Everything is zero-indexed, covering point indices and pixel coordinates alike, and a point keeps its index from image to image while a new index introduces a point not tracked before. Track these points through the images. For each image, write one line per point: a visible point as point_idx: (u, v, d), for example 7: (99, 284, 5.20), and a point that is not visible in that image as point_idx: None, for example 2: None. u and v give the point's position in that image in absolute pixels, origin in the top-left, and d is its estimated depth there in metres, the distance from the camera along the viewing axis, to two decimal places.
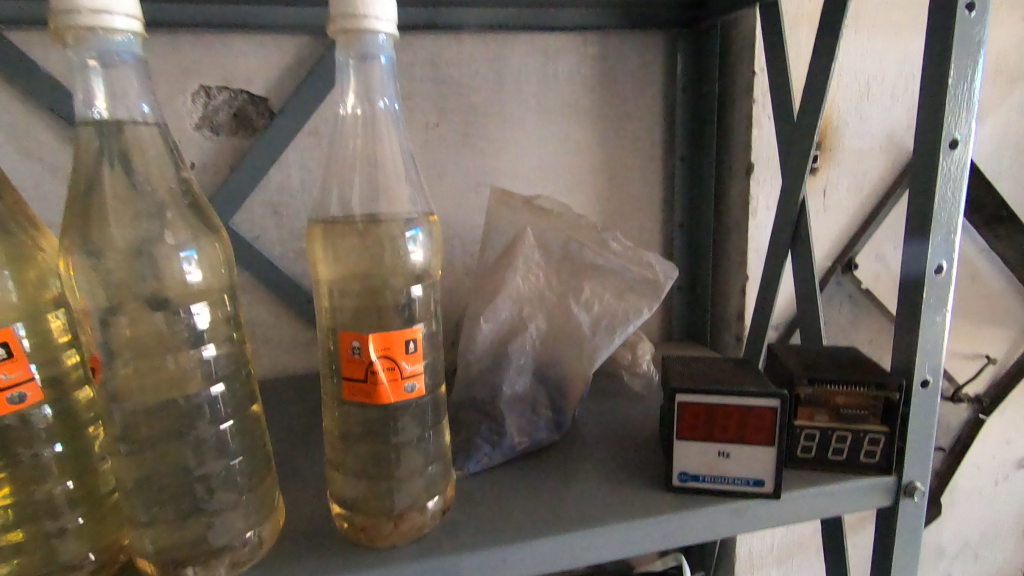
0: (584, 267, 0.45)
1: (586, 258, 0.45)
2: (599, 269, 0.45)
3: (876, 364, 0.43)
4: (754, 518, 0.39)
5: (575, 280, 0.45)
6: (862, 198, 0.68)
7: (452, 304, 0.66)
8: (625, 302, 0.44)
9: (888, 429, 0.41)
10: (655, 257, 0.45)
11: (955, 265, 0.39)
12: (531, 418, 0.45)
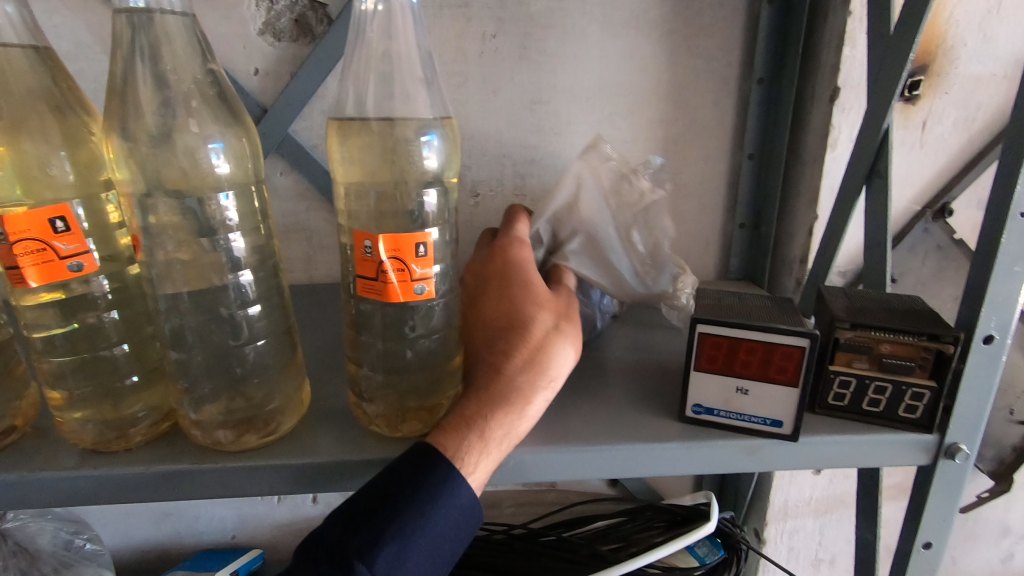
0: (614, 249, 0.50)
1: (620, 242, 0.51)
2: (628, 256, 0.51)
3: (935, 316, 0.39)
4: (768, 458, 0.38)
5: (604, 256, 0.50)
6: (971, 135, 0.59)
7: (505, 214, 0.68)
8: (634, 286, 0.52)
9: (935, 384, 0.37)
10: (665, 284, 0.53)
11: None
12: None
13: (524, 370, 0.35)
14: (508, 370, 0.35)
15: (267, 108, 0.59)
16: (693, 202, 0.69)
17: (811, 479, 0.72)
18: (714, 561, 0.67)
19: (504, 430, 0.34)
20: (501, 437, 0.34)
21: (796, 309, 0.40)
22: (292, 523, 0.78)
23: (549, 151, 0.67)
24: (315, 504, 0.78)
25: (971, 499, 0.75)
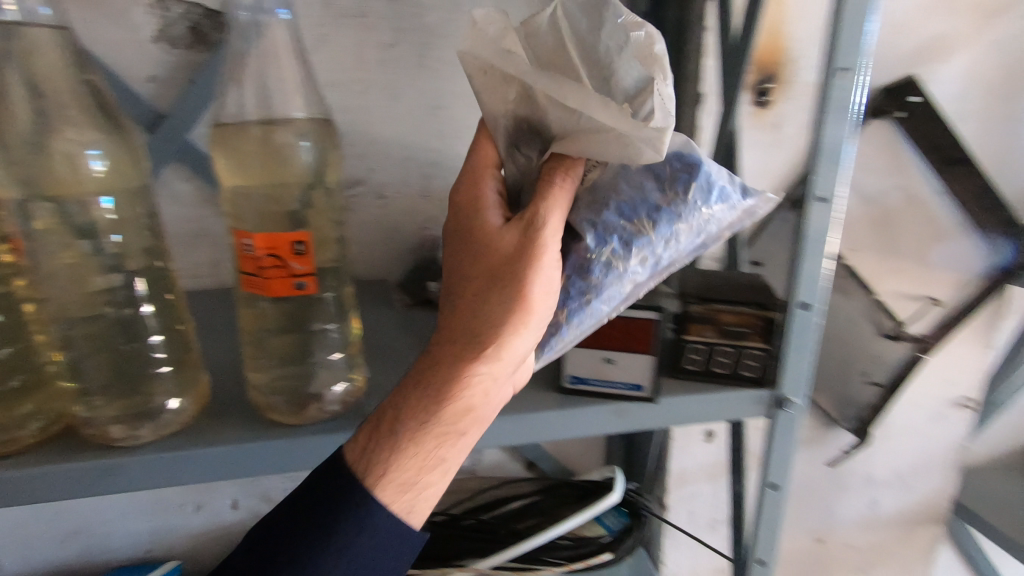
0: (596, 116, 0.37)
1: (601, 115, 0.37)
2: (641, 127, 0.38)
3: (763, 292, 0.47)
4: (633, 420, 0.43)
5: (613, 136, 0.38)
6: None
7: (413, 213, 0.71)
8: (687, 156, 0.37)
9: (765, 346, 0.45)
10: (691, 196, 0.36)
11: (839, 197, 0.41)
12: (602, 267, 0.37)
13: (448, 341, 0.36)
14: (437, 345, 0.37)
15: (163, 113, 0.60)
16: None
17: (704, 445, 0.80)
18: (619, 527, 0.73)
19: (416, 438, 0.35)
20: (409, 449, 0.35)
21: (655, 292, 0.47)
22: (211, 531, 0.78)
23: (452, 153, 0.70)
24: (235, 510, 0.78)
25: (839, 453, 0.85)
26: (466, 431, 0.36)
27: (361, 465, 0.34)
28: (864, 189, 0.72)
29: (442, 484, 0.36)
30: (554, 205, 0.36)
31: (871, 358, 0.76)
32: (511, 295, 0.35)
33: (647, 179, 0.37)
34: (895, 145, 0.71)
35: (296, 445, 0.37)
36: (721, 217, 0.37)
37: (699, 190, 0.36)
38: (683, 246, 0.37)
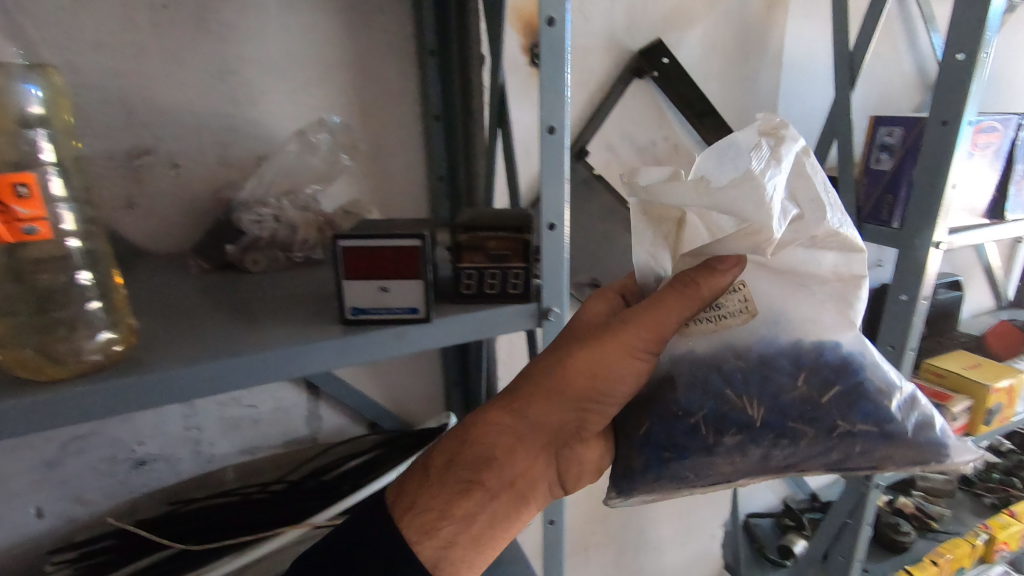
0: (793, 303, 0.44)
1: (798, 291, 0.44)
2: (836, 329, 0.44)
3: (522, 214, 0.53)
4: (415, 341, 0.48)
5: (843, 296, 0.44)
6: (589, 93, 0.78)
7: (216, 181, 0.70)
8: (870, 356, 0.45)
9: (525, 264, 0.51)
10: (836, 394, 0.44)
11: (564, 128, 0.48)
12: (684, 427, 0.45)
13: (514, 394, 0.50)
14: (505, 397, 0.50)
15: None
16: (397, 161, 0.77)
17: None
18: None
19: (447, 479, 0.48)
20: (436, 488, 0.47)
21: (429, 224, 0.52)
22: (14, 544, 0.71)
23: (248, 120, 0.70)
24: (42, 518, 0.72)
25: None
26: (492, 489, 0.48)
27: (403, 491, 0.48)
28: (637, 140, 0.83)
29: (470, 544, 0.47)
30: (634, 320, 0.46)
31: None
32: (557, 378, 0.48)
33: (782, 359, 0.44)
34: (656, 101, 0.83)
35: (58, 399, 0.36)
36: (871, 439, 0.44)
37: (843, 405, 0.44)
38: (807, 450, 0.44)
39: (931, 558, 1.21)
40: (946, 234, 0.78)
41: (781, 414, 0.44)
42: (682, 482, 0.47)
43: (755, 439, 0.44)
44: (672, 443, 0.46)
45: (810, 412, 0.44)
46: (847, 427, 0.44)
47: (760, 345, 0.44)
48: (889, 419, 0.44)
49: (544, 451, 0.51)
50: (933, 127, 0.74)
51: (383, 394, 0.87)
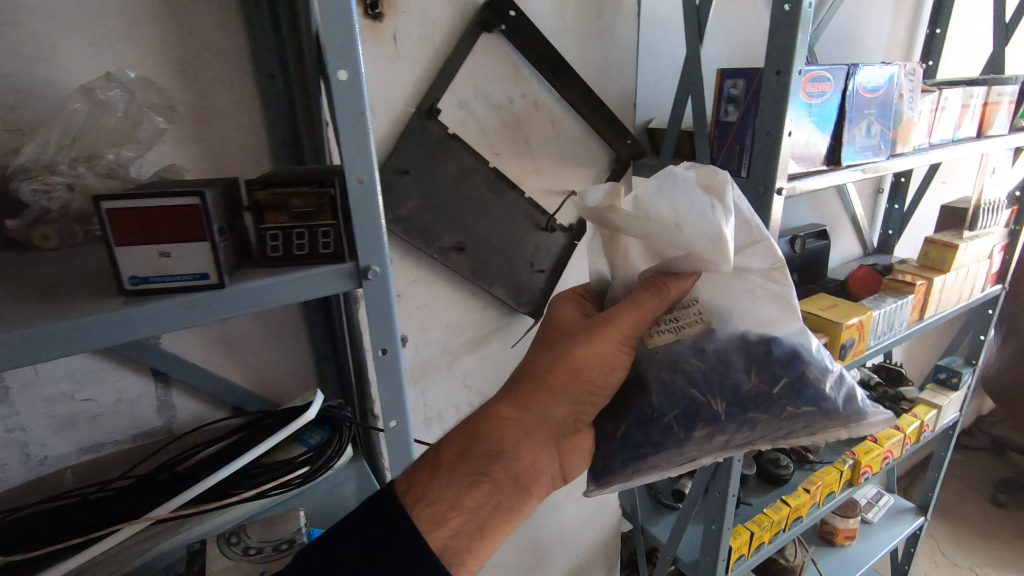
0: (741, 311, 0.56)
1: (747, 298, 0.55)
2: (790, 327, 0.56)
3: (332, 171, 0.50)
4: (210, 309, 0.44)
5: (785, 296, 0.55)
6: (436, 48, 0.75)
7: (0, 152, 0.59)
8: (806, 353, 0.57)
9: (334, 221, 0.48)
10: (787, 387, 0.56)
11: (356, 72, 0.45)
12: (659, 427, 0.58)
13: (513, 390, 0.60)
14: (505, 393, 0.61)
15: None
16: (230, 124, 0.70)
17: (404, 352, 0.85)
18: (319, 441, 0.77)
19: (458, 470, 0.56)
20: (446, 477, 0.56)
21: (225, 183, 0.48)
22: None
23: (40, 79, 0.59)
24: None
25: (522, 336, 0.99)
26: (498, 478, 0.57)
27: (414, 482, 0.55)
28: (492, 97, 0.82)
29: (473, 531, 0.55)
30: (612, 322, 0.57)
31: (530, 249, 0.91)
32: (553, 375, 0.59)
33: (740, 358, 0.56)
34: (508, 56, 0.81)
35: None
36: (811, 415, 0.57)
37: (791, 392, 0.56)
38: (761, 430, 0.58)
39: (804, 487, 1.32)
40: (788, 180, 0.82)
41: (742, 407, 0.56)
42: (655, 467, 0.60)
43: (719, 429, 0.57)
44: (651, 440, 0.59)
45: (766, 400, 0.56)
46: (776, 415, 0.57)
47: (712, 348, 0.56)
48: (826, 398, 0.57)
49: (544, 443, 0.61)
50: (769, 78, 0.77)
51: (244, 376, 0.82)
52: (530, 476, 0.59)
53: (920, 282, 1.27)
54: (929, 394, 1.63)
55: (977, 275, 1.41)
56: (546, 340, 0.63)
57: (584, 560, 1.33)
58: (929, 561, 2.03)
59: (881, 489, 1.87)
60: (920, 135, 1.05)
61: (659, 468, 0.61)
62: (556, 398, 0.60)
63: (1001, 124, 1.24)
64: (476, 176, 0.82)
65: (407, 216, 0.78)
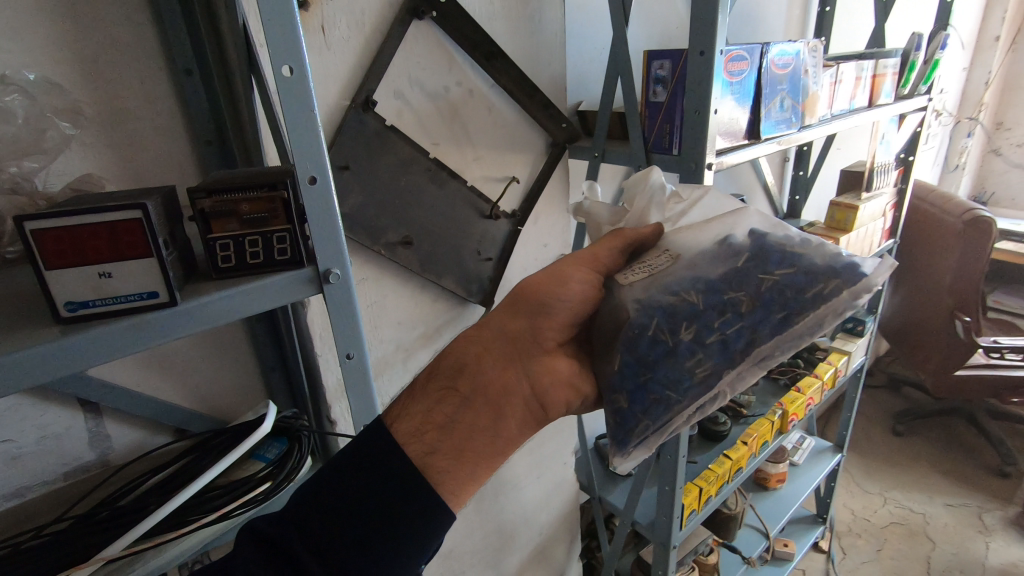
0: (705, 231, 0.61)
1: (708, 224, 0.62)
2: (745, 221, 0.61)
3: (280, 173, 0.48)
4: (164, 328, 0.41)
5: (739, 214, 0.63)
6: (366, 37, 0.72)
7: None
8: (766, 232, 0.59)
9: (289, 225, 0.47)
10: (756, 261, 0.56)
11: (303, 67, 0.43)
12: (645, 344, 0.55)
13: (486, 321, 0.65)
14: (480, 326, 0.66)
15: None
16: (147, 126, 0.64)
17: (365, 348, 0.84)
18: (277, 454, 0.75)
19: (428, 391, 0.61)
20: (418, 398, 0.60)
21: (164, 195, 0.46)
22: None
23: None
24: None
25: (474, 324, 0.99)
26: (466, 395, 0.60)
27: (396, 409, 0.60)
28: (426, 86, 0.80)
29: (451, 454, 0.57)
30: (576, 256, 0.63)
31: (476, 238, 0.91)
32: (513, 299, 0.64)
33: (705, 258, 0.58)
34: (441, 44, 0.80)
35: None
36: (794, 281, 0.54)
37: (757, 263, 0.56)
38: (757, 318, 0.53)
39: (742, 439, 1.43)
40: (716, 155, 0.86)
41: (716, 292, 0.55)
42: (665, 394, 0.54)
43: (704, 326, 0.54)
44: (644, 361, 0.56)
45: (737, 279, 0.55)
46: (760, 295, 0.54)
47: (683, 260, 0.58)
48: (799, 260, 0.55)
49: (515, 363, 0.63)
50: (694, 58, 0.80)
51: (186, 397, 0.76)
52: (505, 398, 0.61)
53: (828, 242, 1.39)
54: (839, 343, 1.80)
55: (874, 232, 1.56)
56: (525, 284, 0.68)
57: (547, 536, 1.37)
58: (846, 492, 2.26)
59: (803, 433, 2.05)
60: (822, 107, 1.14)
61: (672, 402, 0.54)
62: (519, 318, 0.63)
63: (887, 93, 1.36)
64: (418, 167, 0.80)
65: (352, 212, 0.75)
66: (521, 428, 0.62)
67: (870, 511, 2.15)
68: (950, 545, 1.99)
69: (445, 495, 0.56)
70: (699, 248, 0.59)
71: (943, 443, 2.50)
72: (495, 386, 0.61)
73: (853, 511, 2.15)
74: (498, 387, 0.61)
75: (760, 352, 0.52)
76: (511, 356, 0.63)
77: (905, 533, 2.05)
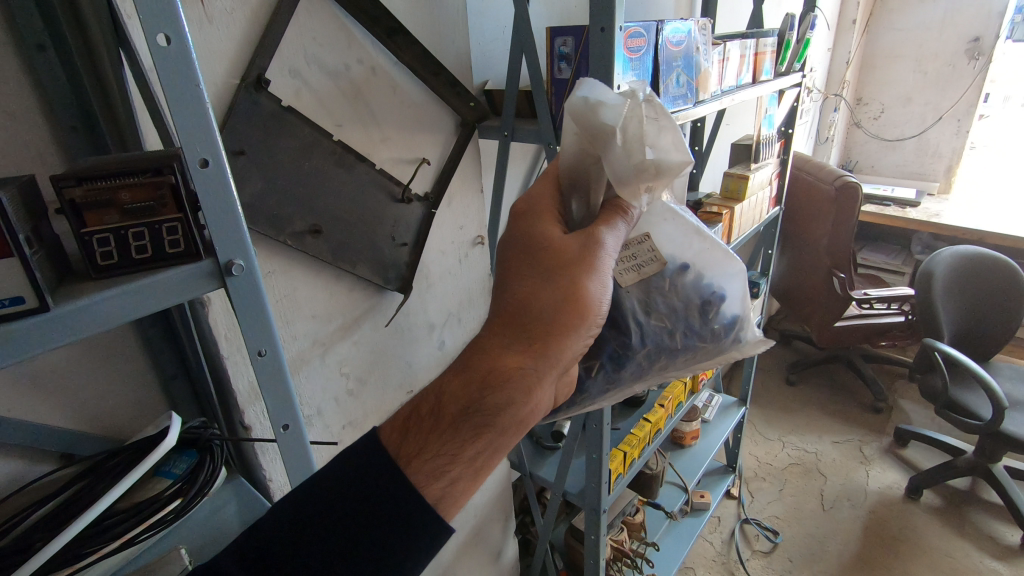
0: (694, 248, 0.71)
1: (699, 236, 0.71)
2: (706, 276, 0.73)
3: (163, 156, 0.44)
4: (34, 338, 0.36)
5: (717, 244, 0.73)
6: (253, 9, 0.66)
7: None
8: (726, 290, 0.74)
9: (180, 215, 0.43)
10: (710, 312, 0.73)
11: (182, 37, 0.39)
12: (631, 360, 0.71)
13: (527, 333, 0.57)
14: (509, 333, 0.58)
15: None
16: None
17: (286, 345, 0.81)
18: (187, 468, 0.68)
19: (460, 426, 0.55)
20: (443, 440, 0.55)
21: (22, 185, 0.40)
22: None
23: None
24: None
25: (393, 312, 0.97)
26: (504, 429, 0.57)
27: (411, 448, 0.55)
28: (325, 63, 0.76)
29: (475, 482, 0.56)
30: (598, 249, 0.59)
31: (390, 223, 0.88)
32: (569, 321, 0.58)
33: (694, 303, 0.72)
34: (336, 19, 0.75)
35: None
36: (720, 334, 0.74)
37: (704, 313, 0.73)
38: (702, 358, 0.74)
39: (659, 403, 1.53)
40: None
41: (691, 333, 0.73)
42: (620, 388, 0.73)
43: (672, 357, 0.73)
44: (619, 373, 0.72)
45: (704, 313, 0.73)
46: (714, 332, 0.74)
47: (668, 277, 0.70)
48: (738, 311, 0.76)
49: (550, 388, 0.60)
50: (596, 34, 0.81)
51: (69, 417, 0.67)
52: (532, 421, 0.59)
53: (724, 211, 1.49)
54: None
55: (762, 200, 1.69)
56: (546, 251, 0.59)
57: (482, 517, 1.37)
58: (750, 441, 2.46)
59: (712, 392, 2.20)
60: (713, 83, 1.21)
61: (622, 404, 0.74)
62: (571, 343, 0.59)
63: (767, 70, 1.47)
64: (322, 151, 0.76)
65: (252, 200, 0.70)
66: None
67: (772, 456, 2.36)
68: (839, 477, 2.23)
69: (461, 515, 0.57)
70: (686, 285, 0.72)
71: (827, 388, 2.79)
72: (534, 412, 0.58)
73: (757, 458, 2.35)
74: (534, 415, 0.59)
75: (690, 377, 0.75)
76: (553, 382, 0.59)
77: (802, 471, 2.27)
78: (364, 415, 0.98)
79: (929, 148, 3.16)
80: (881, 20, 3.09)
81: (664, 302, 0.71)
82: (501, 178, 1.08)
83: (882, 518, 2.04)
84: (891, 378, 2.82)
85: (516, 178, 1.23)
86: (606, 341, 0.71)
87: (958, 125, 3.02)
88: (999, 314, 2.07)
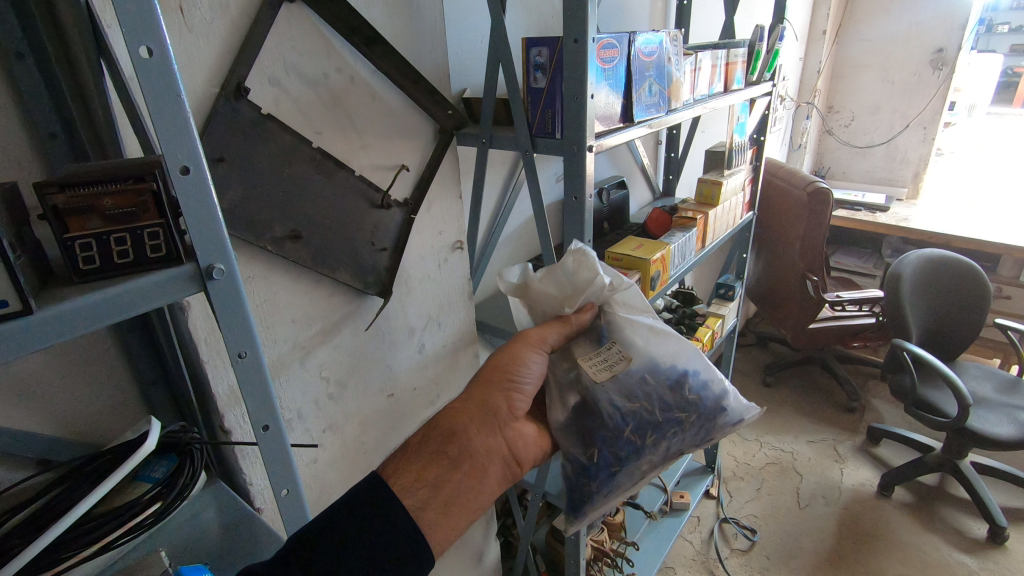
0: (651, 342, 0.82)
1: (656, 332, 0.82)
2: (674, 360, 0.83)
3: (144, 163, 0.45)
4: (15, 342, 0.37)
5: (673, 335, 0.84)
6: (233, 19, 0.67)
7: None
8: (693, 369, 0.83)
9: (161, 220, 0.44)
10: (688, 395, 0.81)
11: (163, 48, 0.41)
12: (620, 441, 0.78)
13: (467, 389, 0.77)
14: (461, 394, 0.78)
15: None
16: None
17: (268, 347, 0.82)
18: (166, 473, 0.69)
19: (420, 455, 0.67)
20: (409, 466, 0.66)
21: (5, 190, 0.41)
22: None
23: None
24: None
25: (373, 316, 0.98)
26: (456, 458, 0.68)
27: (390, 469, 0.66)
28: (304, 72, 0.77)
29: (440, 508, 0.64)
30: (527, 338, 0.79)
31: (369, 229, 0.89)
32: (489, 377, 0.76)
33: (666, 383, 0.81)
34: (315, 29, 0.77)
35: None
36: (696, 407, 0.82)
37: (684, 399, 0.81)
38: (689, 433, 0.81)
39: None
40: (595, 138, 0.92)
41: (670, 411, 0.80)
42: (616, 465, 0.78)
43: (662, 432, 0.79)
44: (616, 455, 0.78)
45: (679, 393, 0.81)
46: (692, 403, 0.82)
47: (638, 371, 0.80)
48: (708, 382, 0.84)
49: (491, 431, 0.73)
50: (569, 45, 0.83)
51: (47, 423, 0.68)
52: (484, 459, 0.71)
53: (699, 216, 1.53)
54: (714, 308, 1.90)
55: (735, 206, 1.74)
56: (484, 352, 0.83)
57: None
58: (728, 442, 2.51)
59: None
60: (685, 92, 1.25)
61: (623, 483, 0.80)
62: (495, 392, 0.75)
63: (738, 79, 1.51)
64: (301, 158, 0.77)
65: (231, 206, 0.71)
66: (499, 484, 0.73)
67: (749, 456, 2.41)
68: (814, 475, 2.29)
69: (436, 546, 0.63)
70: (656, 376, 0.81)
71: (802, 388, 2.85)
72: (477, 449, 0.71)
73: (736, 458, 2.40)
74: (480, 453, 0.71)
75: (691, 439, 0.81)
76: (490, 424, 0.73)
77: (778, 470, 2.32)
78: (344, 419, 0.99)
79: (897, 155, 3.25)
80: (849, 30, 3.18)
81: (639, 398, 0.79)
82: (479, 184, 1.10)
83: (856, 515, 2.09)
84: (864, 379, 2.90)
85: (494, 184, 1.26)
86: (593, 429, 0.78)
87: (925, 132, 3.13)
88: (962, 316, 2.15)
